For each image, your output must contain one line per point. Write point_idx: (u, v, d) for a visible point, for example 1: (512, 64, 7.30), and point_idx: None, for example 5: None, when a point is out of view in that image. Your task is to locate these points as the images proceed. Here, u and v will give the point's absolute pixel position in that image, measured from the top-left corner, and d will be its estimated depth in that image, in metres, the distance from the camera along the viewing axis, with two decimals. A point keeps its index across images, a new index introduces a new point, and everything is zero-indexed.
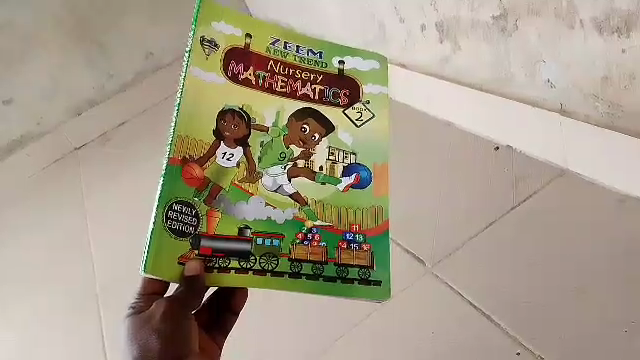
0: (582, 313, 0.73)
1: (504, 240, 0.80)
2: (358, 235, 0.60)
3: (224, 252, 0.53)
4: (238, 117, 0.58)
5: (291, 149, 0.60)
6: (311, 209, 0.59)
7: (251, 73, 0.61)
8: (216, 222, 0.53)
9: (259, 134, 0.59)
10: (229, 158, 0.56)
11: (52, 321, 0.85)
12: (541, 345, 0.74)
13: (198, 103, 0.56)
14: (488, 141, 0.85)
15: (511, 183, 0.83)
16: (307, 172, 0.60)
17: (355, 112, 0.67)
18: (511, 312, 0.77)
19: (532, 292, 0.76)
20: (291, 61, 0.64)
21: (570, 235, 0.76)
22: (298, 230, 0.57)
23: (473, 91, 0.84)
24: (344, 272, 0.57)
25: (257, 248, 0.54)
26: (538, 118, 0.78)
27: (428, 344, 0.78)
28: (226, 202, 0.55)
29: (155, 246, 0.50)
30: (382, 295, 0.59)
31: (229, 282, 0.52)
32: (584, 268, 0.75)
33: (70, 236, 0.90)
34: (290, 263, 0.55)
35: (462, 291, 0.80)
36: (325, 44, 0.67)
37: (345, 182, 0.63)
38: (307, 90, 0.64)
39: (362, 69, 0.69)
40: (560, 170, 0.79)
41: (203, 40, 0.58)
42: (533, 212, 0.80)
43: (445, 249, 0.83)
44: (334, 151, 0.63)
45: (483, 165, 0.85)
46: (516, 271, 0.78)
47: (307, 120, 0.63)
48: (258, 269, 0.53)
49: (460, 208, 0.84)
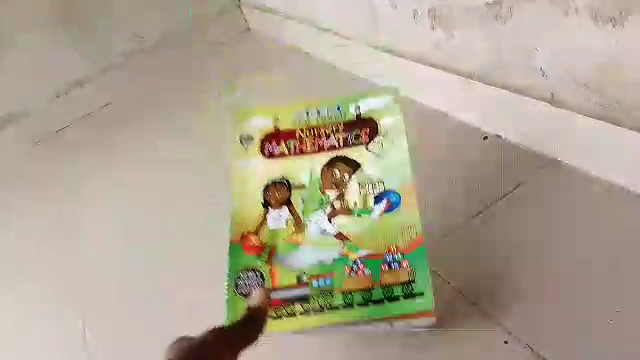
0: (573, 302, 0.70)
1: (491, 226, 0.77)
2: (397, 255, 0.76)
3: (287, 297, 0.75)
4: (281, 186, 0.84)
5: (327, 195, 0.83)
6: (352, 243, 0.78)
7: (284, 147, 0.88)
8: (276, 265, 0.77)
9: (299, 192, 0.84)
10: (278, 218, 0.82)
11: (28, 305, 0.82)
12: (536, 340, 0.69)
13: (242, 197, 0.85)
14: (476, 129, 0.85)
15: (502, 172, 0.81)
16: (344, 211, 0.81)
17: (376, 145, 0.86)
18: (504, 308, 0.71)
19: (520, 278, 0.73)
20: (315, 124, 0.90)
21: (558, 224, 0.75)
22: (346, 265, 0.77)
23: (468, 79, 0.83)
24: (390, 292, 0.73)
25: (313, 289, 0.75)
26: (515, 107, 0.79)
27: (417, 340, 0.71)
28: (282, 257, 0.79)
29: (231, 305, 0.76)
30: (426, 303, 0.72)
31: (289, 324, 0.73)
32: (573, 257, 0.73)
33: (53, 217, 0.89)
34: (343, 295, 0.74)
35: (445, 277, 0.75)
36: (342, 99, 0.92)
37: (378, 209, 0.81)
38: (332, 141, 0.87)
39: (378, 107, 0.90)
40: (548, 160, 0.80)
41: (242, 138, 0.91)
42: (520, 198, 0.79)
43: (430, 232, 0.79)
44: (364, 185, 0.83)
45: (477, 153, 0.83)
46: (505, 259, 0.75)
47: (337, 167, 0.85)
48: (317, 306, 0.74)
49: (452, 194, 0.81)
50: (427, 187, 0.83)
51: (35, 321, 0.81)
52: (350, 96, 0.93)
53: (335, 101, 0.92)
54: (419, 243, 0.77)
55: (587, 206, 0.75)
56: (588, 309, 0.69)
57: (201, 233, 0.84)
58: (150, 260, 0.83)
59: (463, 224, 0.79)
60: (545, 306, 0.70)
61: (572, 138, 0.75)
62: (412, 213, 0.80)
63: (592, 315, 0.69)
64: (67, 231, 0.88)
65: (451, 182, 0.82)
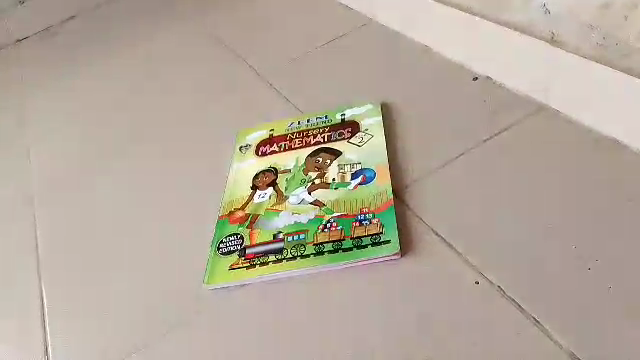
0: (547, 241, 0.67)
1: (475, 167, 0.78)
2: (368, 214, 0.75)
3: (262, 252, 0.75)
4: (268, 173, 0.86)
5: (309, 175, 0.84)
6: (328, 208, 0.78)
7: (275, 147, 0.90)
8: (256, 235, 0.77)
9: (284, 175, 0.85)
10: (262, 196, 0.83)
11: (40, 255, 0.87)
12: (501, 275, 0.66)
13: None
14: (469, 71, 0.91)
15: (488, 119, 0.84)
16: (323, 185, 0.81)
17: (357, 138, 0.87)
18: (473, 243, 0.70)
19: (499, 220, 0.71)
20: (304, 129, 0.91)
21: (537, 167, 0.75)
22: (319, 223, 0.76)
23: (461, 12, 0.90)
24: (358, 241, 0.72)
25: (287, 243, 0.75)
26: (519, 40, 0.81)
27: (383, 275, 0.69)
28: (262, 221, 0.79)
29: (211, 265, 0.76)
30: (393, 249, 0.71)
31: (263, 270, 0.73)
32: (552, 198, 0.71)
33: (81, 145, 1.04)
34: (315, 246, 0.74)
35: (422, 216, 0.74)
36: (330, 110, 0.94)
37: (354, 182, 0.80)
38: (318, 139, 0.89)
39: (360, 113, 0.91)
40: (538, 105, 0.82)
41: None
42: (506, 141, 0.80)
43: (417, 172, 0.80)
44: (343, 166, 0.83)
45: (469, 101, 0.87)
46: (482, 195, 0.74)
47: (320, 154, 0.86)
48: (290, 256, 0.74)
49: (442, 136, 0.83)
50: (412, 135, 0.85)
51: (45, 265, 0.85)
52: (337, 107, 0.94)
53: (323, 113, 0.94)
54: (403, 185, 0.79)
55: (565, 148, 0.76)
56: (561, 250, 0.66)
57: (203, 189, 0.88)
58: (155, 210, 0.87)
59: (445, 167, 0.79)
60: (517, 243, 0.68)
61: (562, 77, 0.77)
62: (400, 160, 0.82)
63: (567, 256, 0.65)
64: (83, 175, 0.98)
65: (437, 130, 0.85)
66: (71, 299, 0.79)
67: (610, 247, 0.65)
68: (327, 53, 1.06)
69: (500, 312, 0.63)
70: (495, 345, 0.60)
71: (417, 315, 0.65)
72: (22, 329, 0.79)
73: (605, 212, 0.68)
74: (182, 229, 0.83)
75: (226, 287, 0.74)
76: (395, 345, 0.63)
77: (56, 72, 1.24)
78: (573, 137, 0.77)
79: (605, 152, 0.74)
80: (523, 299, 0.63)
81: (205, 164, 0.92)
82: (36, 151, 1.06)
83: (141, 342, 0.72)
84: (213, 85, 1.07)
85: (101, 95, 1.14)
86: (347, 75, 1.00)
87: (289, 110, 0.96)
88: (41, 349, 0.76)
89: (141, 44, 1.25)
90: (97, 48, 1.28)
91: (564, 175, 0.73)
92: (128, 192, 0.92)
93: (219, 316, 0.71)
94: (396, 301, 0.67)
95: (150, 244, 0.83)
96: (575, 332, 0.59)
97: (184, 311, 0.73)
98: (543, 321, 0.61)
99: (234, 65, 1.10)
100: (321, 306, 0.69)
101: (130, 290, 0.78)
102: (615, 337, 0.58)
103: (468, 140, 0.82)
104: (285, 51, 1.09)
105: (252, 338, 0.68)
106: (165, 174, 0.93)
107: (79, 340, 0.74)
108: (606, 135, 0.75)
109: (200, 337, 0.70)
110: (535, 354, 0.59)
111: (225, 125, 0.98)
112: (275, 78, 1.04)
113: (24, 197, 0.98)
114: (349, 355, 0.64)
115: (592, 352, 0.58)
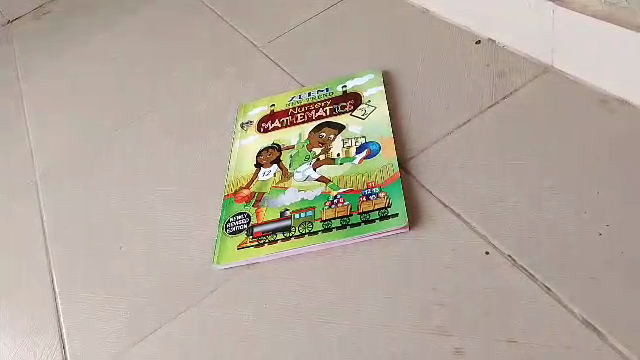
0: (554, 208, 0.67)
1: (480, 133, 0.77)
2: (375, 189, 0.75)
3: (270, 231, 0.75)
4: (271, 150, 0.85)
5: (313, 151, 0.83)
6: (335, 183, 0.77)
7: (277, 123, 0.89)
8: (263, 214, 0.77)
9: (288, 151, 0.84)
10: (267, 173, 0.82)
11: (47, 239, 0.88)
12: (510, 243, 0.66)
13: None
14: (471, 34, 0.89)
15: (493, 83, 0.82)
16: (328, 161, 0.81)
17: (360, 110, 0.86)
18: (480, 211, 0.69)
19: (507, 189, 0.70)
20: (306, 102, 0.90)
21: (544, 131, 0.74)
22: (326, 199, 0.76)
23: None
24: (366, 216, 0.72)
25: (295, 220, 0.75)
26: (519, 2, 0.79)
27: (394, 247, 0.69)
28: (269, 200, 0.79)
29: (221, 245, 0.76)
30: (401, 222, 0.70)
31: (272, 249, 0.73)
32: (560, 162, 0.70)
33: (80, 127, 1.03)
34: (323, 222, 0.73)
35: (428, 186, 0.74)
36: (331, 81, 0.92)
37: (359, 157, 0.79)
38: (320, 112, 0.87)
39: (361, 84, 0.89)
40: (543, 68, 0.81)
41: None
42: (511, 106, 0.78)
43: (422, 143, 0.79)
44: (347, 140, 0.82)
45: (473, 66, 0.85)
46: (489, 163, 0.73)
47: (323, 130, 0.85)
48: (299, 233, 0.73)
49: (446, 104, 0.82)
50: (415, 103, 0.84)
51: (55, 249, 0.86)
52: (338, 78, 0.92)
53: (324, 85, 0.92)
54: (409, 156, 0.78)
55: (573, 111, 0.75)
56: (570, 216, 0.66)
57: (207, 168, 0.87)
58: (160, 190, 0.87)
59: (450, 135, 0.78)
60: (525, 210, 0.68)
61: (567, 38, 0.75)
62: (405, 130, 0.81)
63: (577, 223, 0.65)
64: (87, 159, 0.97)
65: (441, 98, 0.83)
66: (82, 284, 0.80)
67: (620, 212, 0.64)
68: (327, 20, 1.03)
69: (511, 281, 0.63)
70: (507, 314, 0.61)
71: (429, 289, 0.65)
72: (35, 314, 0.79)
73: (614, 176, 0.67)
74: (188, 210, 0.83)
75: (236, 266, 0.74)
76: (408, 318, 0.63)
77: (50, 51, 1.22)
78: (582, 99, 0.75)
79: (613, 112, 0.73)
80: (535, 267, 0.63)
81: (207, 141, 0.91)
82: (35, 133, 1.06)
83: (156, 322, 0.73)
84: (212, 60, 1.05)
85: (99, 74, 1.13)
86: (346, 44, 0.97)
87: (289, 84, 0.95)
88: (55, 334, 0.76)
89: (135, 19, 1.23)
90: (90, 26, 1.25)
91: (572, 140, 0.72)
92: (133, 173, 0.92)
93: (231, 295, 0.72)
94: (408, 275, 0.67)
95: (157, 224, 0.83)
96: (588, 298, 0.60)
97: (195, 292, 0.74)
98: (555, 289, 0.61)
99: (230, 38, 1.08)
100: (332, 282, 0.69)
101: (141, 272, 0.78)
102: (626, 302, 0.58)
103: (473, 106, 0.80)
104: (283, 22, 1.07)
105: (266, 316, 0.69)
106: (169, 154, 0.92)
107: (93, 324, 0.75)
108: (612, 95, 0.74)
109: (213, 316, 0.71)
110: (548, 321, 0.59)
111: (225, 102, 0.96)
112: (274, 49, 1.02)
113: (28, 181, 0.98)
114: (361, 329, 0.64)
115: (605, 317, 0.58)
